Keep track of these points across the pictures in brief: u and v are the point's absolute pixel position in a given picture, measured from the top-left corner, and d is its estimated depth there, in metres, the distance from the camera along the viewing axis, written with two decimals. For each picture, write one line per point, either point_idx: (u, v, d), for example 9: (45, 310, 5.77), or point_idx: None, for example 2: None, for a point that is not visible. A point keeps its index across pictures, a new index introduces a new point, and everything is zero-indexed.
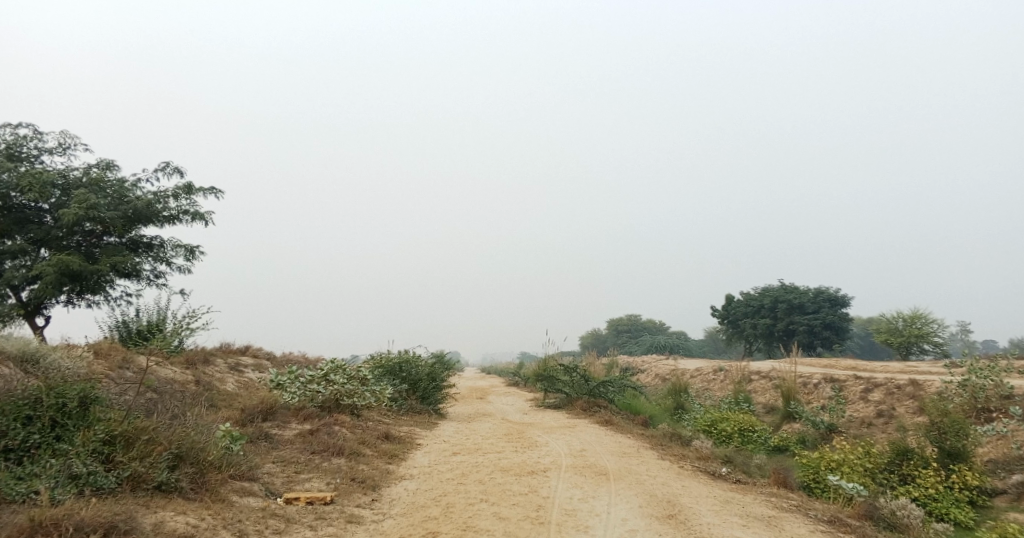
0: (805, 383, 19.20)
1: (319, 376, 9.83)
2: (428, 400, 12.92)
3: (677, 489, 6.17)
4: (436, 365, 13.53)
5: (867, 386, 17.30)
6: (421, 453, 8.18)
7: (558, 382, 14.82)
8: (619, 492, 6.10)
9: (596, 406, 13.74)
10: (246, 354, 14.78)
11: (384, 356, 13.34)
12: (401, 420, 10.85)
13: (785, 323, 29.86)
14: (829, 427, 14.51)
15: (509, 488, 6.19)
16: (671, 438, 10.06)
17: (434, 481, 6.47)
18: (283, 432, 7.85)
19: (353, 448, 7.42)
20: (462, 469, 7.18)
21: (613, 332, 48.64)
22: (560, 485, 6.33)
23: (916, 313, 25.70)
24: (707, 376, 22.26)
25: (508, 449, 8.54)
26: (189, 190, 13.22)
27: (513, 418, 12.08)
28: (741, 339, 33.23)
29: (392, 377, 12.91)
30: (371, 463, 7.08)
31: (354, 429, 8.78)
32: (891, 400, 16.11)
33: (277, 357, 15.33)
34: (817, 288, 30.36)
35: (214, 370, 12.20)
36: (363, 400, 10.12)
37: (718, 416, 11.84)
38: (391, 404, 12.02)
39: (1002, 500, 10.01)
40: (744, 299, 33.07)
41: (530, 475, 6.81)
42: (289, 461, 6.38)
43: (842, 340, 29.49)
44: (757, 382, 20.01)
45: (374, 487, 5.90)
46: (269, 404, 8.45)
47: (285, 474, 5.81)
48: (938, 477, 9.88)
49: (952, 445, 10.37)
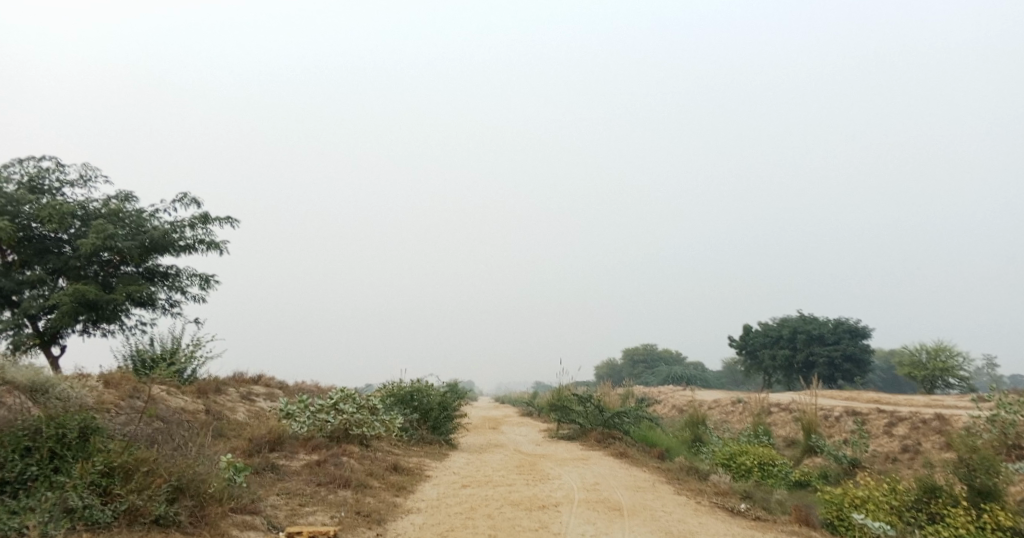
0: (826, 416, 18.69)
1: (329, 405, 9.72)
2: (440, 431, 12.73)
3: (693, 527, 5.93)
4: (448, 394, 13.37)
5: (891, 420, 16.80)
6: (430, 486, 8.01)
7: (572, 413, 14.56)
8: (633, 528, 5.88)
9: (610, 438, 13.46)
10: (258, 383, 14.73)
11: (395, 385, 13.22)
12: (411, 451, 10.68)
13: (804, 354, 29.29)
14: (852, 462, 14.05)
15: (519, 524, 5.99)
16: (687, 472, 9.77)
17: (442, 515, 6.29)
18: (290, 463, 7.74)
19: (360, 480, 7.27)
20: (471, 503, 6.99)
21: (629, 362, 48.06)
22: (572, 521, 6.12)
23: (940, 345, 25.08)
24: (725, 408, 21.79)
25: (519, 482, 8.33)
26: (206, 220, 13.36)
27: (526, 449, 11.84)
28: (760, 370, 32.62)
29: (403, 406, 12.76)
30: (378, 496, 6.92)
31: (363, 460, 8.63)
32: (916, 434, 15.60)
33: (289, 386, 15.27)
34: (836, 319, 29.82)
35: (226, 399, 12.15)
36: (373, 430, 9.98)
37: (737, 450, 11.51)
38: (402, 434, 11.85)
39: None
40: (761, 330, 32.57)
41: (541, 510, 6.61)
42: (294, 493, 6.25)
43: (864, 372, 28.82)
44: (777, 414, 19.54)
45: (380, 521, 5.74)
46: (278, 433, 8.34)
47: (289, 506, 5.68)
48: (969, 516, 9.46)
49: (982, 483, 9.95)
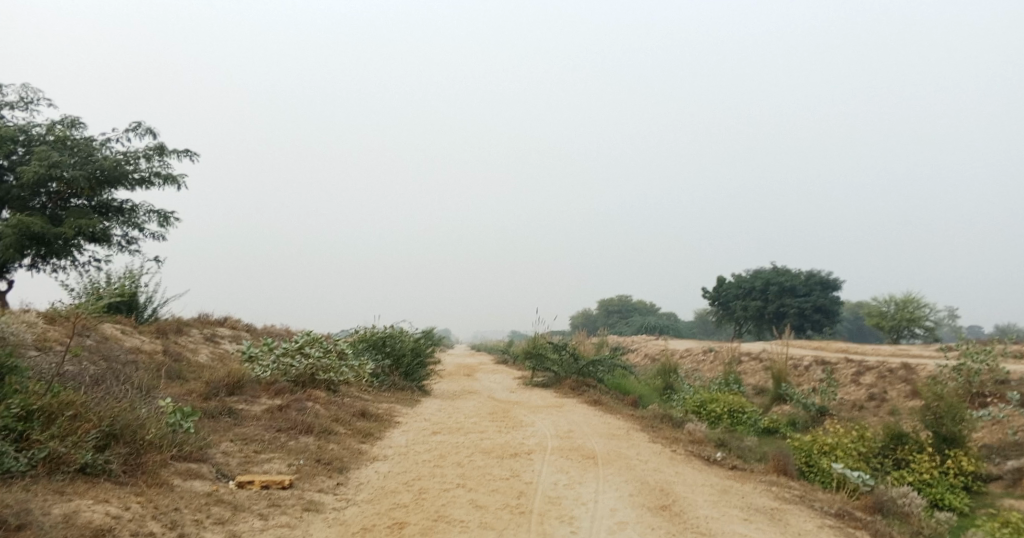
0: (796, 365, 18.89)
1: (294, 348, 9.30)
2: (412, 377, 12.45)
3: (671, 477, 5.70)
4: (422, 340, 13.04)
5: (859, 369, 17.00)
6: (399, 432, 7.72)
7: (547, 360, 14.39)
8: (608, 478, 5.63)
9: (585, 385, 13.35)
10: (224, 326, 14.23)
11: (366, 330, 12.84)
12: (382, 397, 10.37)
13: (775, 306, 29.56)
14: (820, 410, 14.18)
15: (489, 473, 5.72)
16: (662, 419, 9.63)
17: (409, 463, 5.99)
18: (250, 408, 7.36)
19: (324, 426, 6.92)
20: (440, 450, 6.71)
21: (604, 312, 48.36)
22: (545, 470, 5.87)
23: (908, 297, 25.38)
24: (697, 356, 21.94)
25: (491, 429, 8.08)
26: (162, 151, 12.52)
27: (500, 396, 11.62)
28: (731, 321, 32.97)
29: (375, 352, 12.43)
30: (342, 443, 6.59)
31: (330, 405, 8.29)
32: (882, 383, 15.79)
33: (256, 330, 14.81)
34: (809, 271, 30.01)
35: (188, 341, 11.66)
36: (341, 375, 9.62)
37: (708, 397, 11.46)
38: (372, 380, 11.54)
39: (997, 487, 9.74)
40: (735, 281, 32.74)
41: (513, 458, 6.35)
42: (251, 440, 5.88)
43: (832, 322, 29.23)
44: (747, 363, 19.68)
45: (341, 470, 5.40)
46: (238, 377, 7.94)
47: (242, 453, 5.30)
48: (933, 463, 9.55)
49: (948, 430, 10.00)
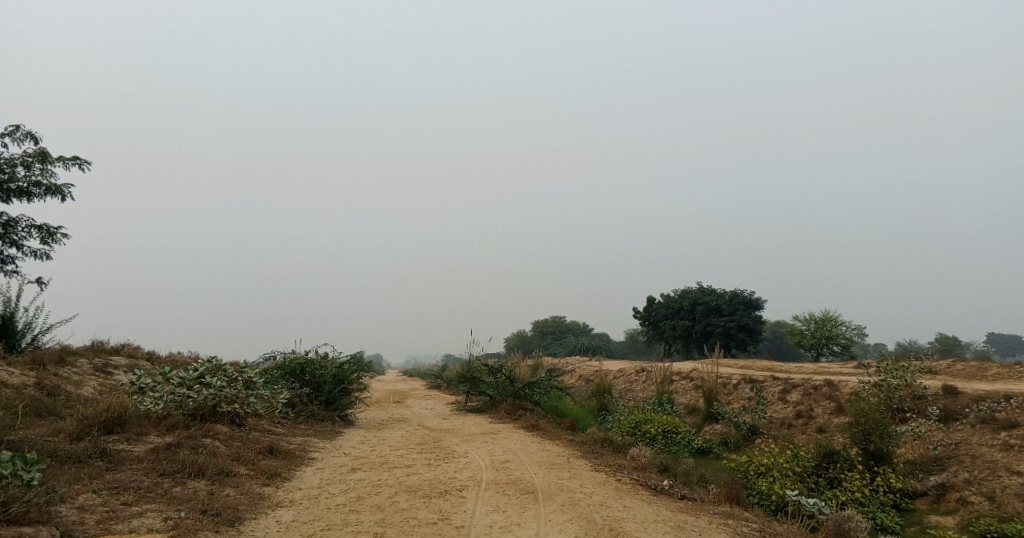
0: (725, 384, 18.96)
1: (192, 378, 8.12)
2: (333, 406, 11.43)
3: (620, 514, 5.10)
4: (346, 364, 12.04)
5: (785, 387, 17.18)
6: (312, 471, 6.80)
7: (481, 384, 13.68)
8: (550, 517, 4.98)
9: (520, 410, 12.71)
10: (119, 353, 12.72)
11: (283, 355, 11.75)
12: (296, 430, 9.37)
13: (702, 325, 30.03)
14: (751, 429, 14.08)
15: (414, 517, 4.95)
16: (601, 444, 9.09)
17: (319, 510, 5.14)
18: (131, 447, 6.30)
19: (219, 465, 5.93)
20: (358, 491, 5.87)
21: (538, 334, 48.12)
22: (478, 510, 5.16)
23: (826, 316, 26.27)
24: (630, 376, 21.78)
25: (418, 462, 7.27)
26: (45, 159, 11.11)
27: (430, 424, 10.81)
28: (661, 340, 33.33)
29: (292, 379, 11.35)
30: (240, 487, 5.64)
31: (232, 442, 7.26)
32: (808, 400, 15.95)
33: (158, 357, 13.35)
34: (733, 291, 30.73)
35: (72, 371, 10.24)
36: (247, 407, 8.56)
37: (642, 418, 11.06)
38: (286, 411, 10.48)
39: (924, 502, 9.75)
40: (664, 301, 33.16)
41: (442, 497, 5.60)
42: (123, 488, 4.88)
43: (756, 341, 29.93)
44: (679, 383, 19.60)
45: (232, 522, 4.50)
46: (119, 412, 6.83)
47: (107, 507, 4.32)
48: (864, 480, 9.44)
49: (876, 447, 9.98)
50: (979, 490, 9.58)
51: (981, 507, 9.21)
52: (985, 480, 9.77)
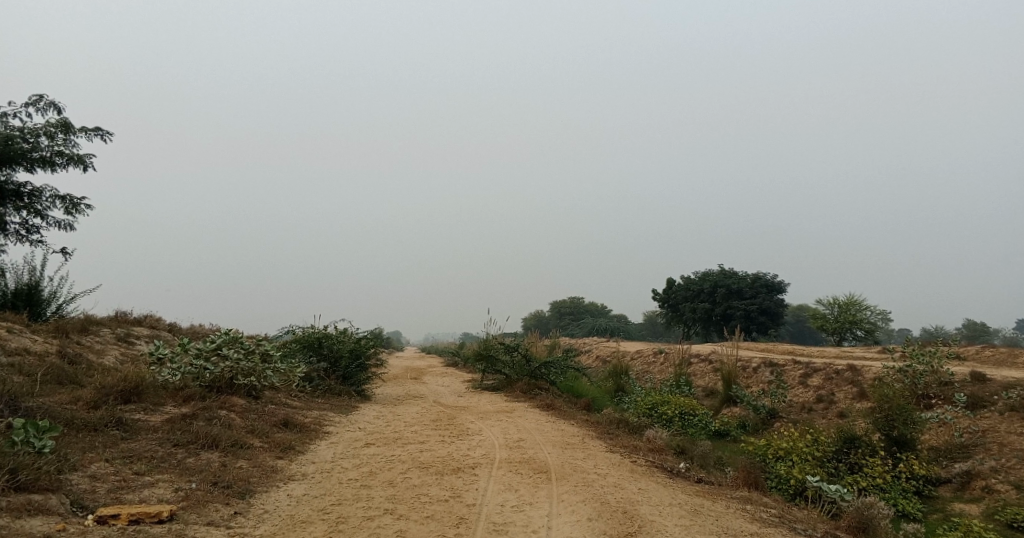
0: (744, 367, 18.72)
1: (210, 349, 8.06)
2: (350, 381, 11.47)
3: (634, 496, 4.99)
4: (363, 340, 12.05)
5: (805, 371, 16.91)
6: (326, 445, 6.80)
7: (497, 362, 13.64)
8: (563, 497, 4.89)
9: (536, 389, 12.65)
10: (141, 325, 12.88)
11: (301, 329, 11.80)
12: (312, 404, 9.42)
13: (722, 308, 29.67)
14: (769, 412, 13.88)
15: (425, 494, 4.90)
16: (617, 425, 8.99)
17: (331, 484, 5.11)
18: (148, 417, 6.34)
19: (233, 437, 5.93)
20: (371, 466, 5.84)
21: (556, 314, 48.04)
22: (490, 488, 5.09)
23: (850, 300, 25.76)
24: (647, 358, 21.62)
25: (432, 439, 7.24)
26: (68, 129, 11.16)
27: (446, 401, 10.80)
28: (680, 322, 33.06)
29: (309, 354, 11.41)
30: (254, 459, 5.63)
31: (247, 414, 7.28)
32: (829, 385, 15.67)
33: (179, 329, 13.50)
34: (755, 273, 30.27)
35: (94, 340, 10.38)
36: (264, 380, 8.59)
37: (659, 399, 10.93)
38: (303, 385, 10.54)
39: (947, 490, 9.51)
40: (684, 283, 32.80)
41: (455, 474, 5.54)
42: (136, 458, 4.90)
43: (777, 325, 29.50)
44: (697, 365, 19.41)
45: (243, 494, 4.48)
46: (136, 382, 6.87)
47: (119, 476, 4.32)
48: (886, 467, 9.23)
49: (899, 433, 9.74)
50: (1006, 479, 9.31)
51: (1007, 496, 8.96)
52: (1013, 469, 9.49)
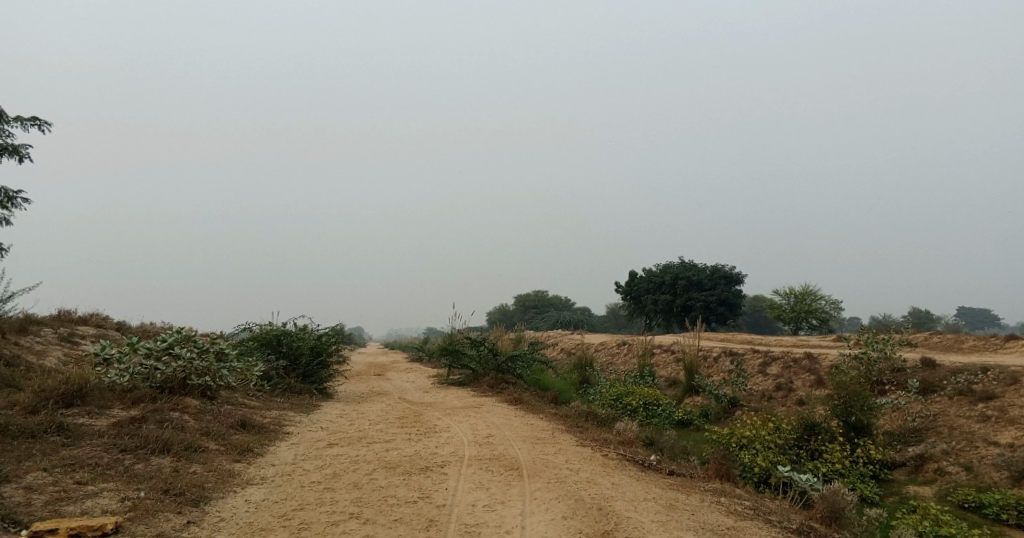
0: (706, 356, 18.98)
1: (160, 348, 7.69)
2: (311, 379, 11.11)
3: (608, 492, 4.90)
4: (325, 336, 11.70)
5: (765, 359, 17.22)
6: (286, 446, 6.52)
7: (463, 357, 13.45)
8: (536, 495, 4.76)
9: (502, 383, 12.51)
10: (87, 324, 12.23)
11: (260, 326, 11.37)
12: (272, 404, 9.07)
13: (684, 299, 30.05)
14: (731, 401, 14.06)
15: (393, 495, 4.70)
16: (585, 418, 8.92)
17: (293, 488, 4.86)
18: (93, 422, 5.96)
19: (186, 440, 5.61)
20: (335, 468, 5.60)
21: (520, 308, 48.03)
22: (461, 487, 4.93)
23: (805, 290, 26.40)
24: (611, 349, 21.74)
25: (398, 437, 7.02)
26: (1, 118, 10.46)
27: (411, 397, 10.56)
28: (642, 314, 33.41)
29: (268, 351, 11.02)
30: (209, 463, 5.33)
31: (202, 416, 6.93)
32: (788, 373, 15.99)
33: (128, 328, 12.88)
34: (714, 265, 30.73)
35: (35, 341, 9.77)
36: (220, 380, 8.21)
37: (624, 390, 10.92)
38: (262, 384, 10.16)
39: (902, 473, 9.76)
40: (646, 275, 33.13)
41: (423, 474, 5.35)
42: (79, 465, 4.56)
43: (736, 315, 30.05)
44: (660, 355, 19.59)
45: (196, 502, 4.20)
46: (79, 384, 6.45)
47: (58, 487, 4.00)
48: (845, 452, 9.40)
49: (857, 419, 9.95)
50: (957, 461, 9.60)
51: (958, 477, 9.24)
52: (963, 451, 9.80)
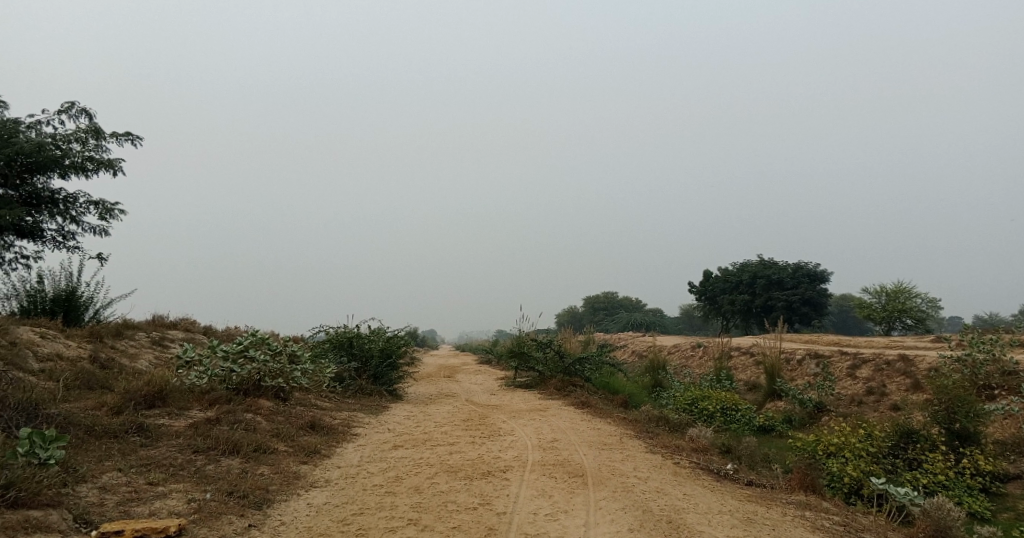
0: (788, 359, 17.98)
1: (236, 351, 7.90)
2: (381, 380, 11.26)
3: (679, 503, 4.58)
4: (394, 338, 11.83)
5: (854, 362, 16.11)
6: (352, 448, 6.55)
7: (531, 359, 13.31)
8: (601, 505, 4.51)
9: (571, 385, 12.26)
10: (176, 327, 12.92)
11: (333, 329, 11.65)
12: (343, 405, 9.23)
13: (763, 299, 28.69)
14: (817, 406, 13.18)
15: (452, 501, 4.59)
16: (656, 423, 8.55)
17: (354, 491, 4.83)
18: (172, 422, 6.20)
19: (255, 442, 5.72)
20: (397, 471, 5.56)
21: (590, 310, 47.44)
22: (522, 494, 4.75)
23: (899, 287, 24.59)
24: (686, 351, 21.03)
25: (463, 440, 6.94)
26: (99, 135, 11.23)
27: (479, 399, 10.50)
28: (718, 315, 32.17)
29: (341, 353, 11.28)
30: (276, 465, 5.42)
31: (274, 417, 7.09)
32: (880, 376, 14.87)
33: (213, 332, 13.52)
34: (795, 263, 29.18)
35: (129, 344, 10.38)
36: (292, 381, 8.41)
37: (698, 394, 10.41)
38: (334, 385, 10.37)
39: (1017, 487, 8.78)
40: (722, 275, 31.91)
41: (485, 479, 5.22)
42: (154, 465, 4.73)
43: (821, 315, 28.40)
44: (738, 358, 18.75)
45: (259, 504, 4.23)
46: (161, 386, 6.74)
47: (130, 487, 4.13)
48: (948, 462, 8.54)
49: (962, 427, 9.04)
50: None
51: None
52: None
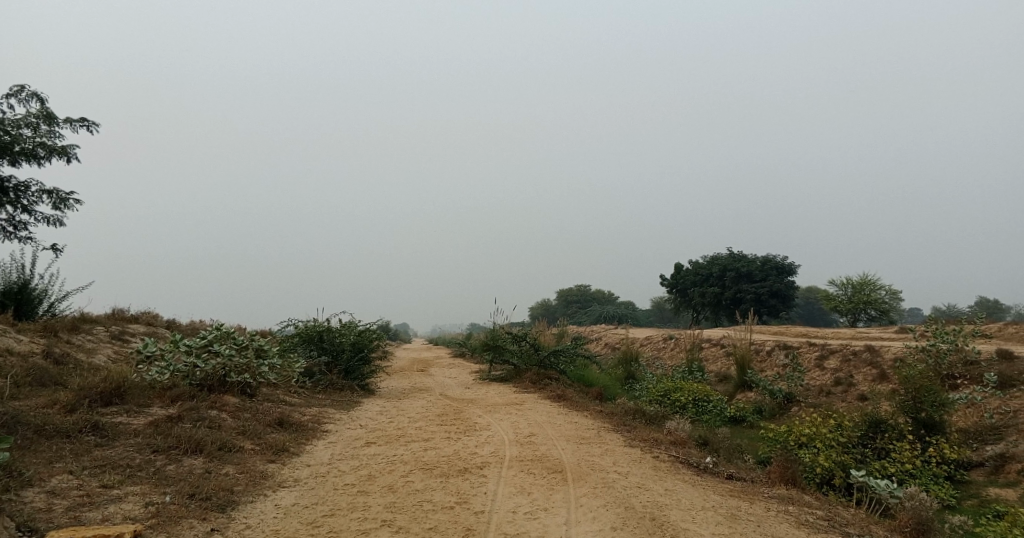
0: (758, 350, 18.19)
1: (200, 346, 7.64)
2: (352, 375, 10.99)
3: (662, 499, 4.48)
4: (366, 332, 11.56)
5: (822, 352, 16.36)
6: (323, 445, 6.32)
7: (505, 352, 13.16)
8: (583, 502, 4.38)
9: (545, 379, 12.13)
10: (137, 321, 12.43)
11: (303, 322, 11.32)
12: (313, 401, 8.95)
13: (733, 292, 29.02)
14: (787, 397, 13.29)
15: (429, 500, 4.41)
16: (632, 416, 8.48)
17: (324, 491, 4.62)
18: (131, 421, 5.89)
19: (220, 440, 5.46)
20: (370, 469, 5.36)
21: (563, 303, 47.49)
22: (500, 492, 4.59)
23: (864, 280, 25.08)
24: (658, 344, 21.12)
25: (438, 436, 6.76)
26: (52, 119, 10.69)
27: (452, 394, 10.31)
28: (689, 308, 32.47)
29: (310, 347, 10.98)
30: (242, 464, 5.17)
31: (240, 414, 6.81)
32: (847, 367, 15.11)
33: (176, 326, 13.05)
34: (764, 256, 29.57)
35: (86, 338, 9.92)
36: (259, 377, 8.10)
37: (672, 386, 10.39)
38: (303, 380, 10.08)
39: (980, 474, 8.96)
40: (693, 268, 32.18)
41: (462, 476, 5.04)
42: (110, 466, 4.45)
43: (789, 307, 28.86)
44: (709, 349, 18.90)
45: (223, 507, 4.00)
46: (119, 383, 6.41)
47: (83, 490, 3.86)
48: (915, 451, 8.66)
49: (928, 416, 9.17)
50: None
51: None
52: None
